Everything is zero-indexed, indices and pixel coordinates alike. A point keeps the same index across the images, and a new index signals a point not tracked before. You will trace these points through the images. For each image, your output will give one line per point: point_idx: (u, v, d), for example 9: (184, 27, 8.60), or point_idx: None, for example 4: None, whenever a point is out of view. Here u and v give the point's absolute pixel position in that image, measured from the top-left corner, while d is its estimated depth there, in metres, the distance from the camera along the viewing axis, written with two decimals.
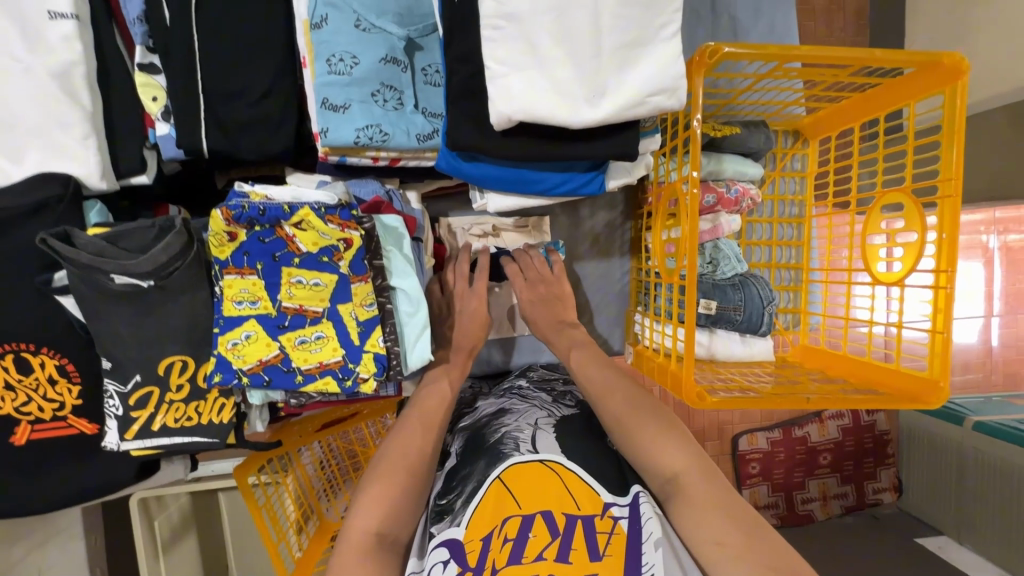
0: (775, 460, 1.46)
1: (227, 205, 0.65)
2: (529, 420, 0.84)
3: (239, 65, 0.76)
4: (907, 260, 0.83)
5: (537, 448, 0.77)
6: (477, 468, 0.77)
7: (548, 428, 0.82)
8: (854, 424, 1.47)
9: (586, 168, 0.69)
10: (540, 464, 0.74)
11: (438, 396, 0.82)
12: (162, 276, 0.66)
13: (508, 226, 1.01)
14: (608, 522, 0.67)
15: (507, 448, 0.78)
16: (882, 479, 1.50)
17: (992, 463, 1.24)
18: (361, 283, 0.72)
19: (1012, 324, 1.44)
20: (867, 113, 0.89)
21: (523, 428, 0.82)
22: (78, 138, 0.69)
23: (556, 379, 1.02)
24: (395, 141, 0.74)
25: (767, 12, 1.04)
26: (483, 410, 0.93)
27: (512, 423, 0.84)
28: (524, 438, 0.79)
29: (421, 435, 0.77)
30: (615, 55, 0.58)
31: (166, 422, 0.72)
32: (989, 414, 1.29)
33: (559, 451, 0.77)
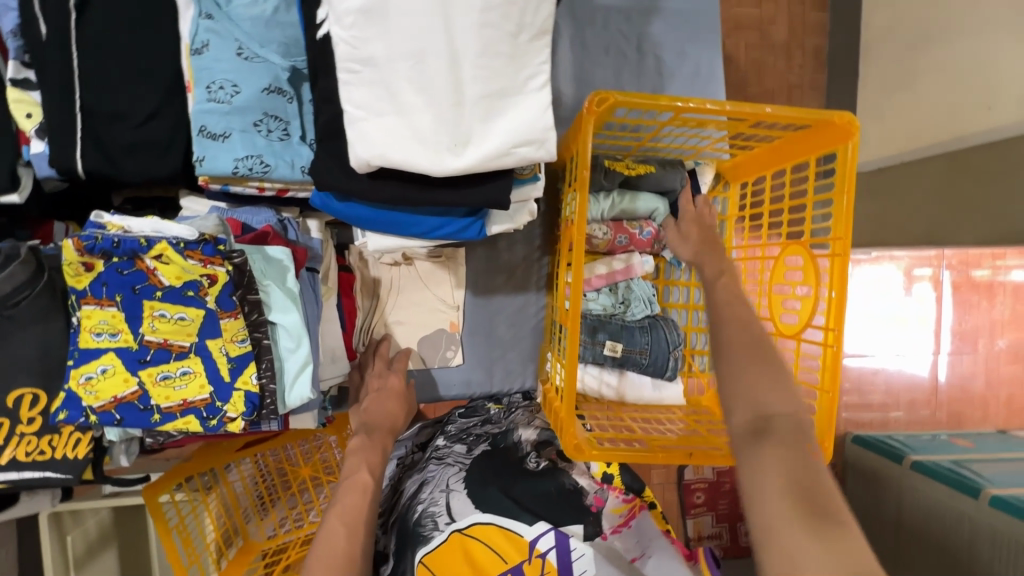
0: (720, 491, 1.45)
1: (80, 235, 0.62)
2: (441, 486, 0.91)
3: (121, 85, 0.73)
4: (804, 313, 0.83)
5: (453, 516, 0.87)
6: (408, 560, 0.86)
7: (458, 487, 0.90)
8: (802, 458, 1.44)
9: (465, 214, 0.67)
10: (460, 534, 0.84)
11: (358, 488, 0.76)
12: (7, 305, 0.64)
13: (421, 255, 1.00)
14: (537, 564, 0.83)
15: (427, 529, 0.86)
16: None
17: (925, 501, 1.19)
18: (231, 319, 0.69)
19: (956, 364, 1.36)
20: (773, 163, 0.88)
21: (437, 500, 0.89)
22: None
23: (473, 424, 1.02)
24: (278, 173, 0.71)
25: (693, 54, 1.05)
26: (407, 489, 0.96)
27: (426, 496, 0.90)
28: (441, 511, 0.88)
29: (345, 536, 0.71)
30: (479, 104, 0.56)
31: (15, 455, 0.68)
32: (928, 453, 1.24)
33: (472, 509, 0.87)
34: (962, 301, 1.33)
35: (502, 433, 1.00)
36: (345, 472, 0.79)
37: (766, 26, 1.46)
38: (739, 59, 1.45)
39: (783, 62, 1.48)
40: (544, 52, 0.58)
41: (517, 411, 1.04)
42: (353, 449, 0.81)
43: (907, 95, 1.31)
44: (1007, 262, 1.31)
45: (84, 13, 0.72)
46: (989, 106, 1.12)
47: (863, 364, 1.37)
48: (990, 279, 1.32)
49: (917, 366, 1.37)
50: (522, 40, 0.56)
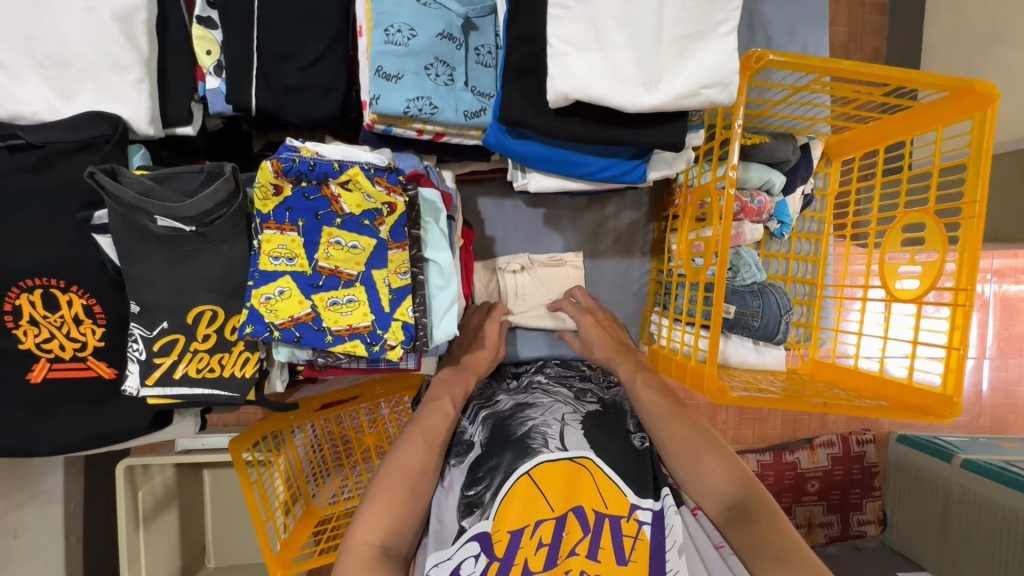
0: (764, 483, 1.65)
1: (277, 158, 0.67)
2: (555, 415, 0.86)
3: (294, 28, 0.77)
4: (925, 279, 0.85)
5: (565, 445, 0.80)
6: (505, 460, 0.79)
7: (574, 423, 0.84)
8: (843, 454, 1.69)
9: (631, 155, 0.70)
10: (569, 462, 0.77)
11: (439, 412, 0.81)
12: (204, 222, 0.67)
13: (541, 262, 1.04)
14: (633, 526, 0.74)
15: (536, 443, 0.80)
16: (867, 511, 1.72)
17: (971, 497, 1.45)
18: (398, 250, 0.73)
19: (1002, 368, 1.67)
20: (890, 136, 0.92)
21: (550, 422, 0.83)
22: (132, 82, 0.70)
23: (572, 377, 1.01)
24: (443, 116, 0.75)
25: (800, 34, 1.08)
26: (503, 403, 0.92)
27: (538, 417, 0.85)
28: (552, 434, 0.81)
29: (423, 450, 0.76)
30: (673, 45, 0.60)
31: (188, 371, 0.71)
32: (975, 453, 1.50)
33: (587, 447, 0.80)
34: (1007, 311, 1.64)
35: (613, 398, 0.95)
36: (429, 397, 0.84)
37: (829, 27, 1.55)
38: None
39: None
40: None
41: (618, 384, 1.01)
42: (443, 379, 0.88)
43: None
44: None
45: None
46: None
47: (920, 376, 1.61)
48: None
49: None
50: None
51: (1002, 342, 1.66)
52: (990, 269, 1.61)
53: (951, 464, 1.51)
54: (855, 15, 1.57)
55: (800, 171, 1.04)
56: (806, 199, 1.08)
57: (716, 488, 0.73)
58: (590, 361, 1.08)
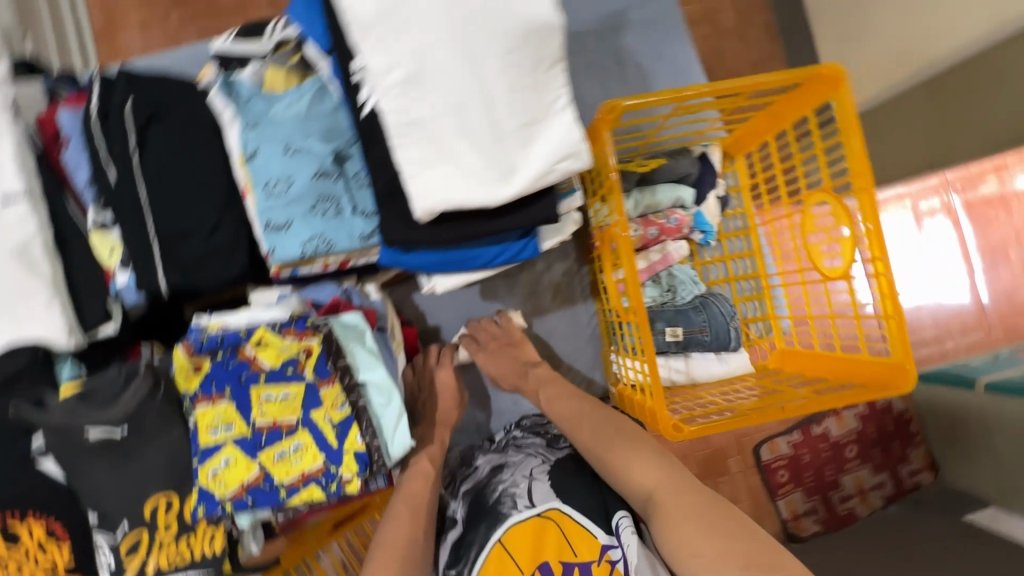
0: (802, 464, 1.51)
1: (188, 340, 0.73)
2: (524, 471, 0.85)
3: (184, 206, 0.81)
4: (845, 253, 0.86)
5: (533, 501, 0.81)
6: (479, 532, 0.81)
7: (542, 475, 0.84)
8: (871, 411, 1.54)
9: (518, 237, 0.73)
10: (539, 519, 0.79)
11: (421, 476, 0.83)
12: (135, 421, 0.70)
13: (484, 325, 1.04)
14: (605, 568, 0.76)
15: (505, 507, 0.81)
16: (914, 460, 1.53)
17: (1005, 417, 1.23)
18: (329, 386, 0.75)
19: None
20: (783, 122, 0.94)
21: (519, 482, 0.83)
22: (43, 305, 0.73)
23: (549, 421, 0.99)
24: (340, 246, 0.78)
25: (668, 52, 1.13)
26: (481, 470, 0.90)
27: (507, 478, 0.85)
28: (521, 494, 0.82)
29: (408, 521, 0.76)
30: (517, 134, 0.62)
31: (159, 564, 0.71)
32: (996, 372, 1.30)
33: (555, 498, 0.81)
34: None
35: None
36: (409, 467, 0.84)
37: (715, 14, 1.60)
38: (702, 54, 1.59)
39: (741, 42, 1.60)
40: (562, 76, 0.64)
41: None
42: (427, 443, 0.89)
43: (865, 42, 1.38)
44: None
45: (145, 153, 0.80)
46: (945, 30, 1.17)
47: None
48: None
49: None
50: (542, 71, 0.62)
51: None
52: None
53: (974, 390, 1.32)
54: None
55: (707, 179, 1.05)
56: (724, 200, 1.09)
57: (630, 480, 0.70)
58: None
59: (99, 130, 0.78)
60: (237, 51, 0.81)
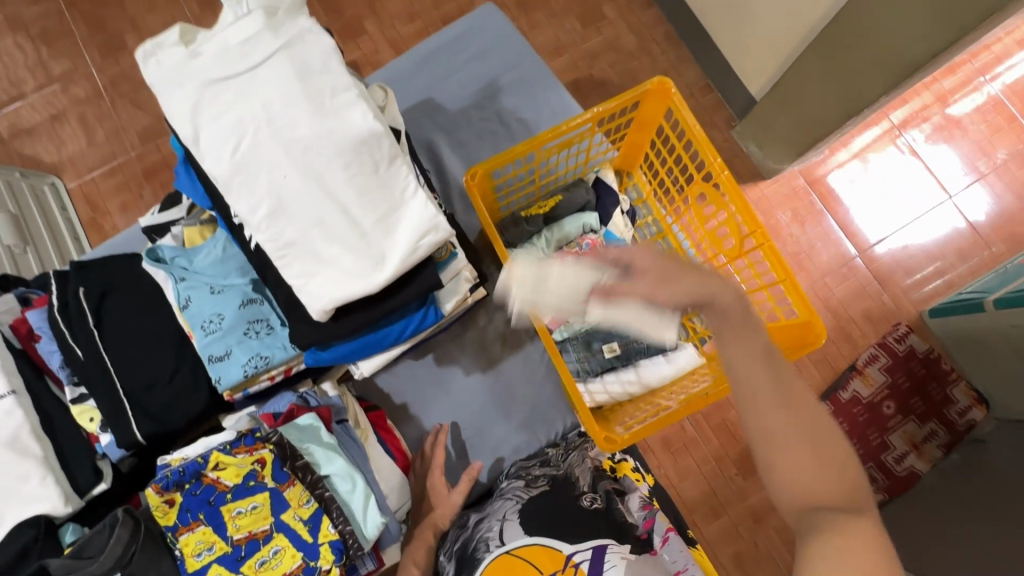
0: None
1: (156, 480, 0.79)
2: (498, 515, 0.95)
3: (143, 361, 0.92)
4: (733, 231, 0.95)
5: (503, 540, 0.91)
6: None
7: (514, 516, 0.93)
8: (894, 360, 1.47)
9: (417, 307, 0.81)
10: (507, 554, 0.90)
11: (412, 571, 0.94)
12: (124, 564, 0.77)
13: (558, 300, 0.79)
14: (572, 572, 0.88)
15: (480, 551, 0.92)
16: (959, 399, 1.45)
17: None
18: (291, 487, 0.82)
19: (974, 198, 1.57)
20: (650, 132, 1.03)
21: (491, 526, 0.93)
22: (38, 480, 0.84)
23: (531, 464, 1.04)
24: (277, 358, 0.88)
25: (545, 101, 1.24)
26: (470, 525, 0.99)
27: (483, 524, 0.95)
28: (493, 536, 0.92)
29: None
30: (378, 227, 0.72)
31: None
32: (1003, 288, 1.28)
33: (521, 533, 0.91)
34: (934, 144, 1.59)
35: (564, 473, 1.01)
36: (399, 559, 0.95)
37: (615, 41, 1.68)
38: (611, 78, 1.66)
39: (646, 55, 1.68)
40: (404, 167, 0.74)
41: (573, 452, 1.08)
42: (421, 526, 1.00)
43: (748, 25, 1.46)
44: (949, 99, 1.62)
45: (103, 327, 0.92)
46: None
47: (889, 247, 1.55)
48: (944, 117, 1.60)
49: (943, 222, 1.56)
50: (383, 170, 0.73)
51: (949, 177, 1.58)
52: (895, 128, 1.60)
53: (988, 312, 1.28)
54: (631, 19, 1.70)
55: (607, 201, 1.14)
56: (631, 213, 1.16)
57: (797, 481, 0.59)
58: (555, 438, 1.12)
59: (61, 319, 0.92)
60: (161, 220, 0.96)
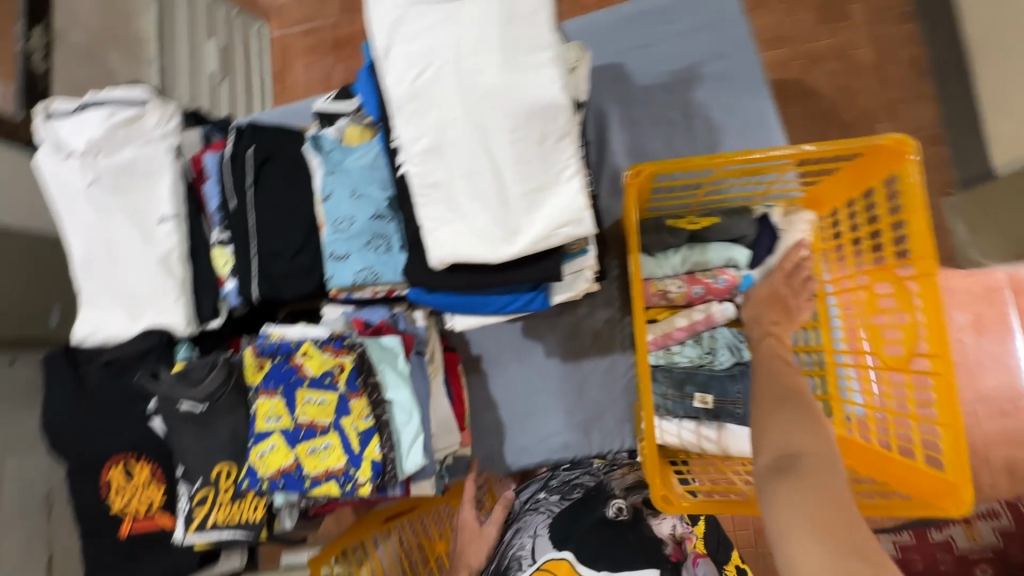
0: None
1: (257, 343, 0.90)
2: (529, 529, 0.90)
3: (278, 231, 1.00)
4: (906, 341, 0.77)
5: (533, 557, 0.85)
6: None
7: (543, 530, 0.88)
8: None
9: (529, 288, 0.78)
10: (539, 571, 0.83)
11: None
12: (210, 401, 0.89)
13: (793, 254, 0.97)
14: None
15: (513, 568, 0.86)
16: None
17: None
18: (357, 398, 0.88)
19: None
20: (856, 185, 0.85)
21: (524, 543, 0.88)
22: (172, 300, 0.97)
23: (576, 476, 1.02)
24: (386, 278, 0.91)
25: (742, 106, 1.09)
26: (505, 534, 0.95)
27: (517, 542, 0.90)
28: (524, 554, 0.86)
29: None
30: (522, 200, 0.69)
31: (218, 519, 0.88)
32: None
33: (552, 549, 0.84)
34: None
35: (598, 482, 0.96)
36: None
37: (847, 52, 1.41)
38: (823, 92, 1.41)
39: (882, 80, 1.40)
40: (570, 148, 0.69)
41: (618, 466, 1.06)
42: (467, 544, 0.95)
43: None
44: None
45: (257, 189, 1.01)
46: None
47: None
48: None
49: None
50: (549, 143, 0.68)
51: None
52: None
53: None
54: (883, 31, 1.40)
55: (765, 242, 1.00)
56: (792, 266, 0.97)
57: (777, 436, 0.56)
58: (608, 451, 1.09)
59: (228, 170, 1.01)
60: (332, 110, 0.99)
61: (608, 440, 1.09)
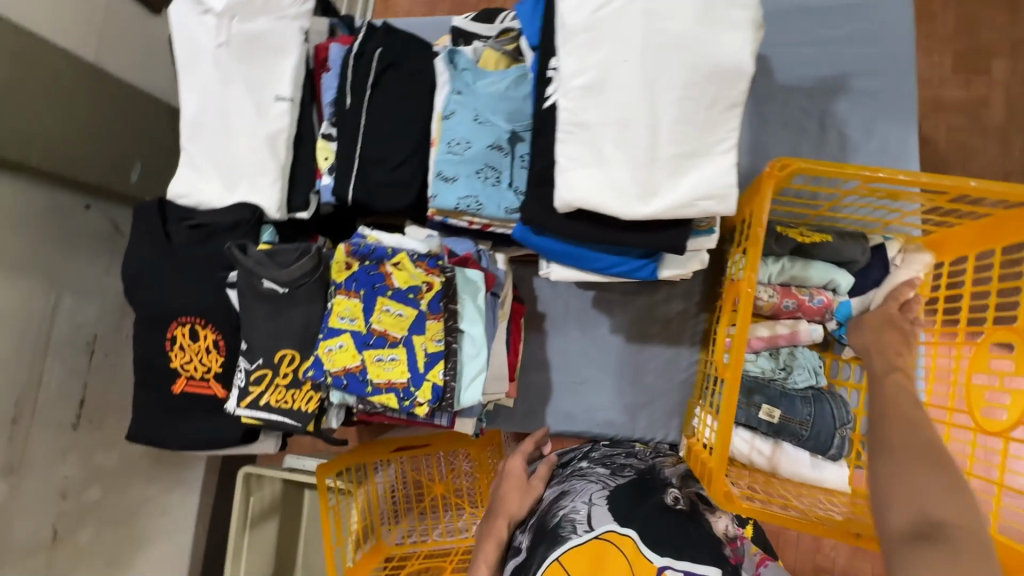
0: None
1: (350, 242, 0.89)
2: (583, 497, 0.82)
3: (386, 139, 0.98)
4: (1015, 409, 0.73)
5: (591, 524, 0.76)
6: (538, 554, 0.76)
7: (601, 500, 0.80)
8: None
9: (640, 255, 0.77)
10: (597, 540, 0.74)
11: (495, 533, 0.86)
12: (292, 287, 0.90)
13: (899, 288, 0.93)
14: None
15: (563, 530, 0.77)
16: None
17: None
18: (434, 320, 0.88)
19: None
20: (998, 239, 0.78)
21: (578, 507, 0.79)
22: (269, 180, 0.96)
23: (617, 454, 0.98)
24: (487, 211, 0.89)
25: (881, 131, 1.03)
26: (546, 496, 0.88)
27: (567, 503, 0.82)
28: (580, 517, 0.77)
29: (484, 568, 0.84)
30: (670, 161, 0.65)
31: (270, 401, 0.89)
32: None
33: (612, 520, 0.76)
34: None
35: (649, 468, 0.92)
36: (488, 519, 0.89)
37: (977, 107, 1.31)
38: (939, 142, 1.32)
39: None
40: (735, 121, 0.65)
41: (664, 455, 1.01)
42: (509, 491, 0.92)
43: None
44: None
45: (375, 93, 0.99)
46: None
47: None
48: None
49: None
50: (715, 110, 0.64)
51: None
52: None
53: None
54: None
55: (874, 273, 0.95)
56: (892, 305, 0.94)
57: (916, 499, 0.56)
58: (648, 439, 1.08)
59: (351, 65, 0.99)
60: (471, 29, 0.97)
61: (650, 428, 1.08)
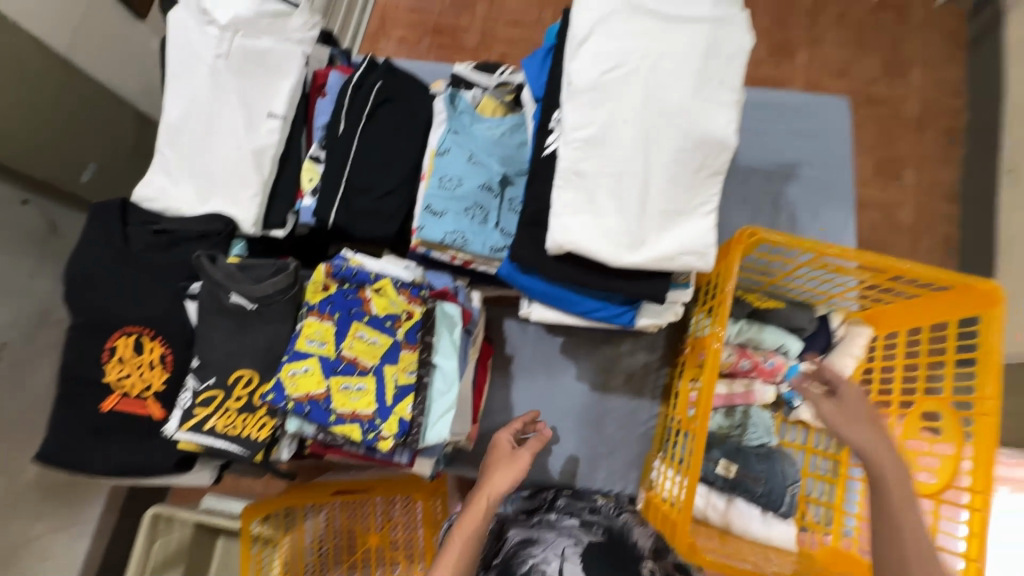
0: None
1: (332, 263, 0.88)
2: (555, 550, 0.81)
3: (375, 168, 0.99)
4: (943, 473, 0.80)
5: None
6: None
7: (574, 556, 0.80)
8: None
9: (621, 301, 0.80)
10: None
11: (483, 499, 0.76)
12: (262, 304, 0.86)
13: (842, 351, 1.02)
14: None
15: None
16: None
17: None
18: (409, 351, 0.86)
19: None
20: (925, 317, 0.89)
21: (550, 560, 0.79)
22: (249, 194, 0.93)
23: (582, 507, 0.98)
24: (472, 247, 0.90)
25: (824, 216, 1.16)
26: (511, 540, 0.87)
27: (539, 554, 0.81)
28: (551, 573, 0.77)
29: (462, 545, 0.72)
30: (657, 217, 0.71)
31: (216, 425, 0.82)
32: None
33: None
34: None
35: (619, 526, 0.91)
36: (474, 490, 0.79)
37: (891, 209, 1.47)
38: (863, 235, 1.47)
39: None
40: (716, 187, 0.72)
41: (626, 510, 0.99)
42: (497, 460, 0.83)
43: None
44: None
45: (369, 124, 1.00)
46: None
47: None
48: None
49: None
50: (700, 175, 0.71)
51: None
52: None
53: None
54: None
55: (820, 339, 1.03)
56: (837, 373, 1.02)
57: None
58: (606, 491, 1.07)
59: (349, 95, 1.01)
60: (470, 77, 1.02)
61: (608, 480, 1.08)
